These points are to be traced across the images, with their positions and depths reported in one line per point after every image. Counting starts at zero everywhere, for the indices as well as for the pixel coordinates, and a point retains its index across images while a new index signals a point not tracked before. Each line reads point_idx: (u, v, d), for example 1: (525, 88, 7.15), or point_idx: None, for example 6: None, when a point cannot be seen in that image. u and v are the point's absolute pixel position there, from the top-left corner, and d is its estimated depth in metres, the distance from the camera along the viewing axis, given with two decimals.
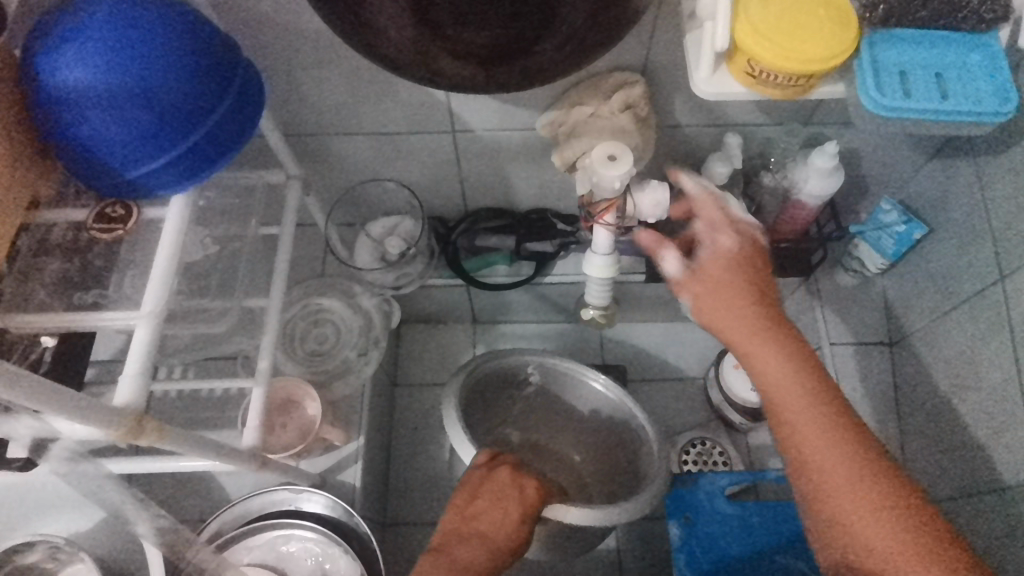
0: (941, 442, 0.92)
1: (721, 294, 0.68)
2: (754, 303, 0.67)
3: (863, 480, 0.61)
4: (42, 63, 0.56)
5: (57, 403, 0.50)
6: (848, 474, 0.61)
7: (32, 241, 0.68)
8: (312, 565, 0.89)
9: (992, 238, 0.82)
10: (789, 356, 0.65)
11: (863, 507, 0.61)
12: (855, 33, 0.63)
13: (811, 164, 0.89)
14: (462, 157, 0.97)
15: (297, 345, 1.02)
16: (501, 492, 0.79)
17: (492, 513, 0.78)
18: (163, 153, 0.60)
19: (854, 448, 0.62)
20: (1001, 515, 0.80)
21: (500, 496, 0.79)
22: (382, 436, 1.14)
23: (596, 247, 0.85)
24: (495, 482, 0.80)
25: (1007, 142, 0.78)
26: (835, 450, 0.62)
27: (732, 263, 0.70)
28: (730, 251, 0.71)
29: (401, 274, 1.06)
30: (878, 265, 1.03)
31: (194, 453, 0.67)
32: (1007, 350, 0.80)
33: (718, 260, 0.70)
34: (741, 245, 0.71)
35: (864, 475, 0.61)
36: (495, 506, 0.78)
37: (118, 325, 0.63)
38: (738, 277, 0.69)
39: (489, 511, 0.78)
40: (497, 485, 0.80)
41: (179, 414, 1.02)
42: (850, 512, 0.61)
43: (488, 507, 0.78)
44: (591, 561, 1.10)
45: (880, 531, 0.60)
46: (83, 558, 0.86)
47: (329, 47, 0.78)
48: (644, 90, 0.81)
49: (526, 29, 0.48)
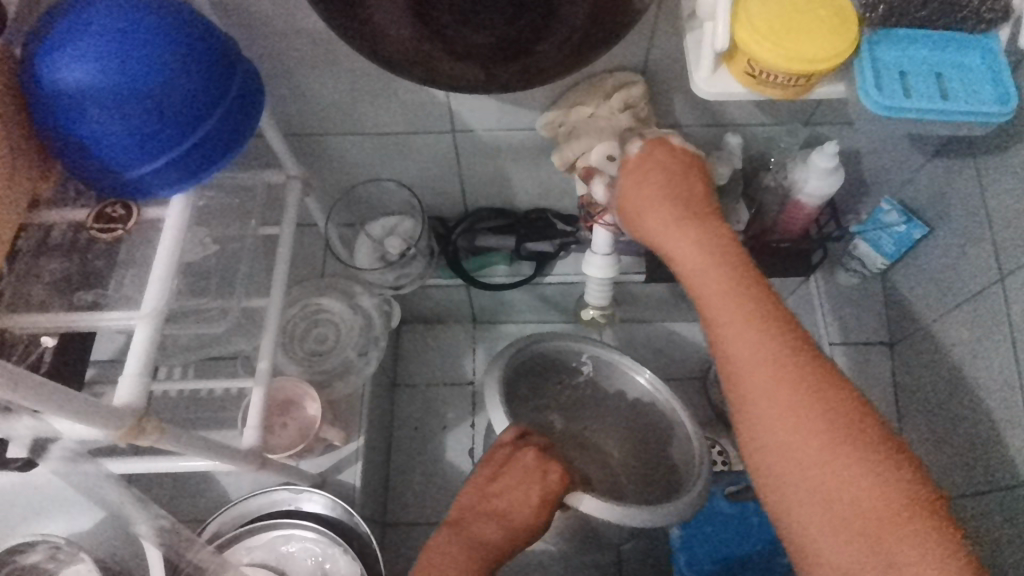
0: (942, 442, 0.92)
1: (633, 190, 0.61)
2: (676, 180, 0.60)
3: (791, 382, 0.54)
4: (42, 63, 0.56)
5: (57, 403, 0.50)
6: (786, 400, 0.54)
7: (32, 241, 0.68)
8: (312, 565, 0.89)
9: (992, 238, 0.82)
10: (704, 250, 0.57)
11: (800, 423, 0.53)
12: (855, 33, 0.63)
13: (811, 165, 0.89)
14: (462, 157, 0.97)
15: (297, 345, 1.02)
16: (527, 474, 0.79)
17: (513, 495, 0.77)
18: (164, 153, 0.60)
19: (808, 361, 0.54)
20: (1001, 516, 0.80)
21: (526, 478, 0.78)
22: (382, 436, 1.14)
23: (596, 247, 0.85)
24: (520, 462, 0.79)
25: (1008, 142, 0.78)
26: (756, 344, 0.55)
27: (661, 169, 0.60)
28: (649, 160, 0.61)
29: (401, 274, 1.04)
30: (877, 265, 1.02)
31: (194, 453, 0.67)
32: (1007, 350, 0.80)
33: (639, 163, 0.62)
34: (652, 153, 0.62)
35: (807, 397, 0.53)
36: (519, 486, 0.78)
37: (117, 326, 0.63)
38: (661, 181, 0.60)
39: (511, 491, 0.78)
40: (520, 471, 0.79)
41: (179, 414, 1.02)
42: (791, 445, 0.54)
43: (511, 487, 0.78)
44: (591, 562, 1.09)
45: (786, 407, 0.54)
46: (83, 558, 0.86)
47: (328, 47, 0.78)
48: (644, 90, 0.81)
49: (526, 29, 0.48)
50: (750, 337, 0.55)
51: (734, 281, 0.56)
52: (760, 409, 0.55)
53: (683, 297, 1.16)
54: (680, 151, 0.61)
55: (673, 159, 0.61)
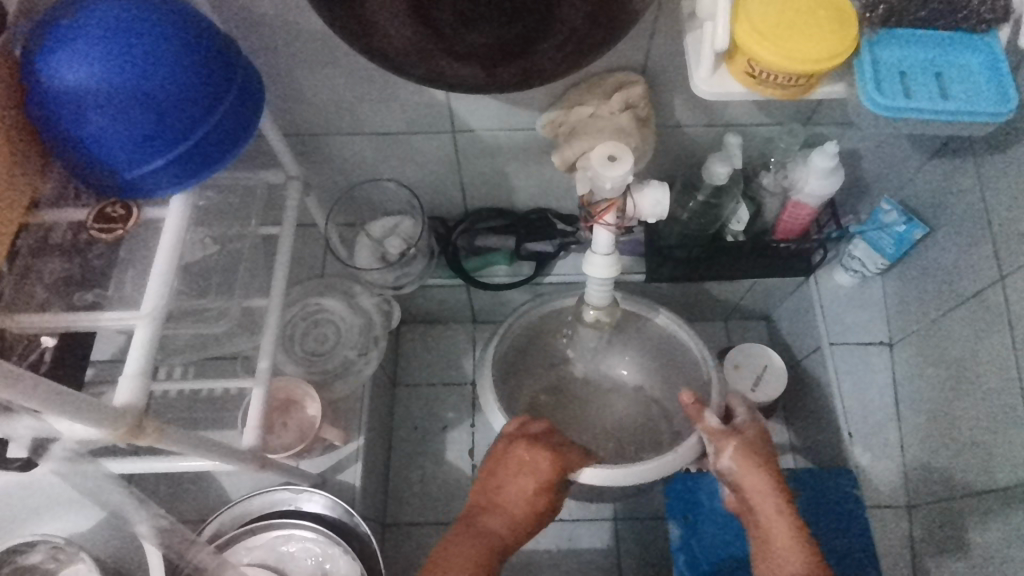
0: (942, 440, 0.92)
1: (728, 440, 0.82)
2: (769, 468, 0.79)
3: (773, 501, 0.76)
4: (42, 64, 0.56)
5: (57, 403, 0.50)
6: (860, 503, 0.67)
7: (31, 241, 0.68)
8: (312, 565, 0.89)
9: (992, 238, 0.82)
10: (764, 468, 0.79)
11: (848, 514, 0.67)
12: (855, 33, 0.63)
13: (811, 164, 0.89)
14: (462, 157, 0.97)
15: (297, 345, 1.02)
16: (528, 469, 0.79)
17: (514, 485, 0.78)
18: (164, 153, 0.60)
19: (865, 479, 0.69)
20: (1001, 516, 0.80)
21: (528, 474, 0.79)
22: (382, 435, 1.14)
23: (597, 248, 0.85)
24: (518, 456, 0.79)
25: (1008, 142, 0.78)
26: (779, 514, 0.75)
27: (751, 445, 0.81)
28: (744, 446, 0.81)
29: (401, 274, 1.05)
30: (877, 265, 1.02)
31: (194, 453, 0.67)
32: (1007, 349, 0.80)
33: (740, 458, 0.80)
34: (744, 445, 0.81)
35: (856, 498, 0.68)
36: (520, 480, 0.78)
37: (117, 326, 0.63)
38: (750, 459, 0.80)
39: (511, 482, 0.78)
40: (518, 463, 0.79)
41: (178, 414, 1.02)
42: None
43: (510, 477, 0.79)
44: (592, 561, 1.10)
45: None
46: (83, 557, 0.86)
47: (328, 46, 0.78)
48: (644, 90, 0.81)
49: (526, 28, 0.48)
50: (764, 482, 0.78)
51: (775, 486, 0.77)
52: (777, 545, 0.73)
53: (682, 297, 1.16)
54: (758, 445, 0.81)
55: (762, 449, 0.81)
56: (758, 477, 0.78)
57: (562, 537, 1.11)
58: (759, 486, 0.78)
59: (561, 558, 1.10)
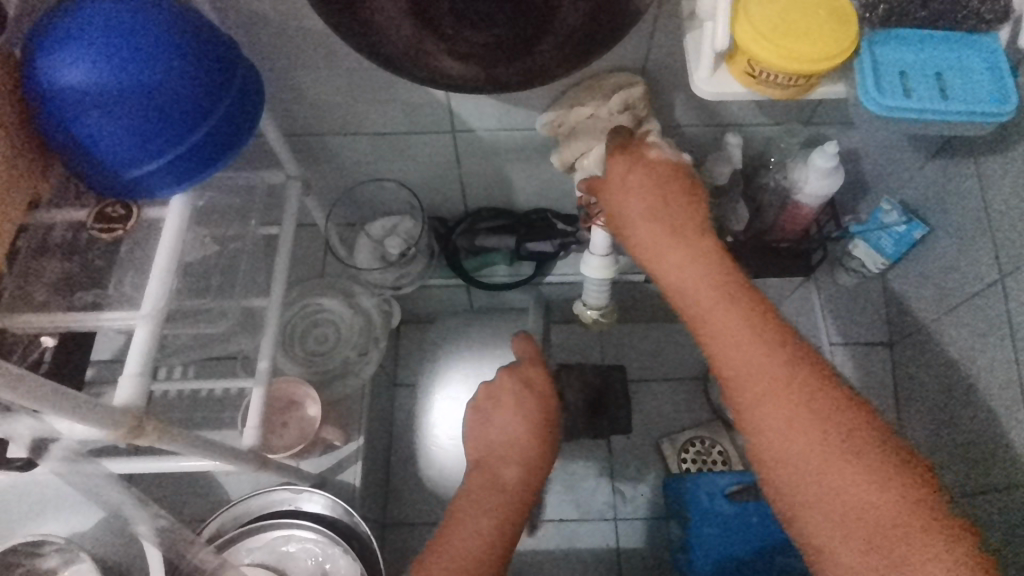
0: (943, 440, 0.92)
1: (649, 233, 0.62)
2: (685, 236, 0.61)
3: (820, 416, 0.54)
4: (42, 61, 0.56)
5: (56, 404, 0.50)
6: (737, 326, 0.57)
7: (32, 243, 0.67)
8: (312, 565, 0.89)
9: (992, 236, 0.82)
10: (674, 231, 0.61)
11: (702, 280, 0.59)
12: (855, 32, 0.63)
13: (811, 164, 0.88)
14: (461, 157, 0.97)
15: (296, 344, 1.03)
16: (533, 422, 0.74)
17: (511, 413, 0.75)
18: (162, 153, 0.60)
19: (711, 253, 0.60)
20: (999, 516, 0.80)
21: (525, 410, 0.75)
22: (382, 436, 1.14)
23: (595, 247, 0.84)
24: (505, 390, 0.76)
25: (1007, 142, 0.78)
26: (783, 391, 0.55)
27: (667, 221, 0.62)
28: (656, 196, 0.63)
29: (401, 274, 1.06)
30: (877, 265, 1.02)
31: (193, 453, 0.67)
32: (1007, 350, 0.80)
33: (651, 196, 0.63)
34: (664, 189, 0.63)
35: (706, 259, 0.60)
36: (519, 412, 0.75)
37: (118, 325, 0.63)
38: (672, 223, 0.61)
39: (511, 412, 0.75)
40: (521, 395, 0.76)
41: (178, 413, 1.02)
42: (752, 376, 0.56)
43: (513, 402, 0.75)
44: (591, 560, 1.10)
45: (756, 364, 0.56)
46: (84, 558, 0.86)
47: (327, 47, 0.78)
48: (643, 91, 0.80)
49: (525, 29, 0.48)
50: (771, 363, 0.56)
51: (708, 259, 0.60)
52: (826, 473, 0.53)
53: None
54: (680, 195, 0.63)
55: (670, 189, 0.63)
56: (664, 229, 0.62)
57: (561, 537, 1.11)
58: (664, 233, 0.62)
59: (560, 556, 1.10)
